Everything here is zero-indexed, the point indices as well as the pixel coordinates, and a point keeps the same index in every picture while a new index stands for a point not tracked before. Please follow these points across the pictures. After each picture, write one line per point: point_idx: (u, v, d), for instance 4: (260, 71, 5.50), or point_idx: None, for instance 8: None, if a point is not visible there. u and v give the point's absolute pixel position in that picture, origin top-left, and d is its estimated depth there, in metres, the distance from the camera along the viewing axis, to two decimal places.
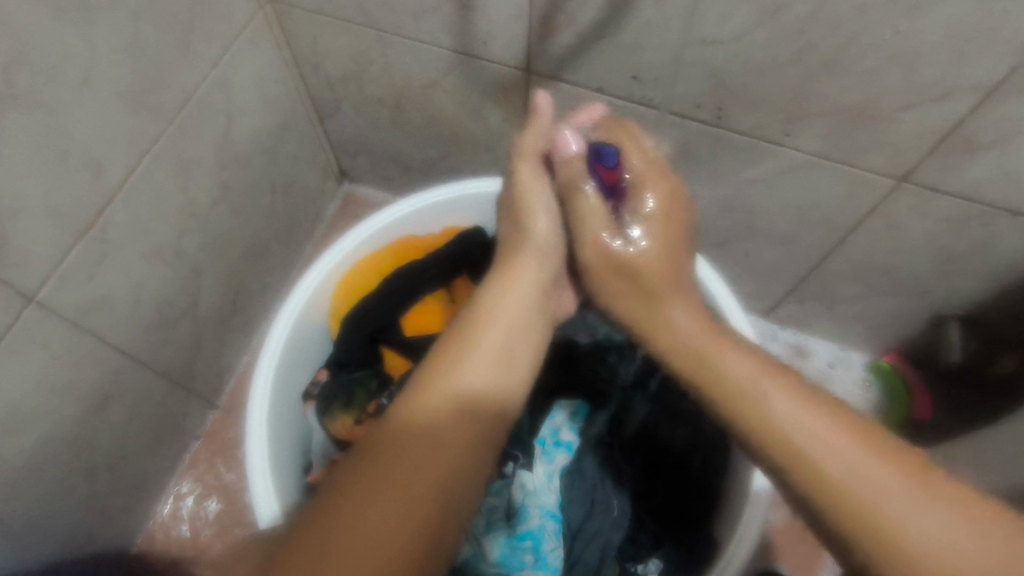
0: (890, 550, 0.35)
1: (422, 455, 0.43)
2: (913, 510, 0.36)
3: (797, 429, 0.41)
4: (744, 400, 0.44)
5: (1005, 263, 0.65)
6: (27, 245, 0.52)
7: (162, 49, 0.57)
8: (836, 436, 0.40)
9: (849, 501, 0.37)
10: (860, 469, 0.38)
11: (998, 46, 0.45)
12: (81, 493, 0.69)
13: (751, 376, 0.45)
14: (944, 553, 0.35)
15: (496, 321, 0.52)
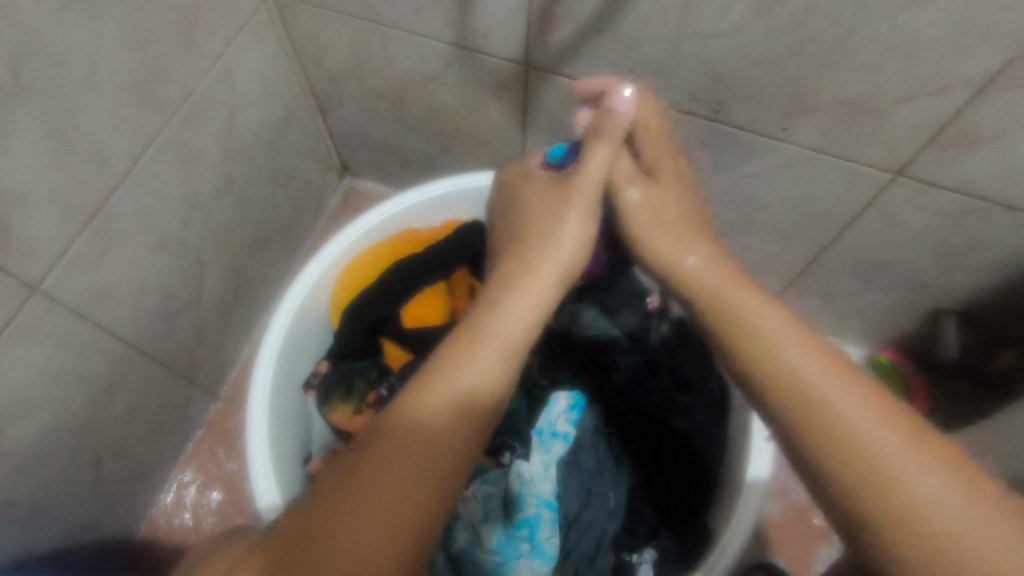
0: (886, 508, 0.36)
1: (413, 464, 0.43)
2: (915, 472, 0.36)
3: (823, 389, 0.41)
4: (777, 370, 0.43)
5: (1000, 257, 0.65)
6: (33, 234, 0.53)
7: (166, 41, 0.58)
8: (851, 398, 0.40)
9: (855, 456, 0.38)
10: (869, 431, 0.38)
11: (996, 39, 0.46)
12: (86, 480, 0.70)
13: (778, 331, 0.45)
14: (940, 515, 0.35)
15: (499, 327, 0.50)
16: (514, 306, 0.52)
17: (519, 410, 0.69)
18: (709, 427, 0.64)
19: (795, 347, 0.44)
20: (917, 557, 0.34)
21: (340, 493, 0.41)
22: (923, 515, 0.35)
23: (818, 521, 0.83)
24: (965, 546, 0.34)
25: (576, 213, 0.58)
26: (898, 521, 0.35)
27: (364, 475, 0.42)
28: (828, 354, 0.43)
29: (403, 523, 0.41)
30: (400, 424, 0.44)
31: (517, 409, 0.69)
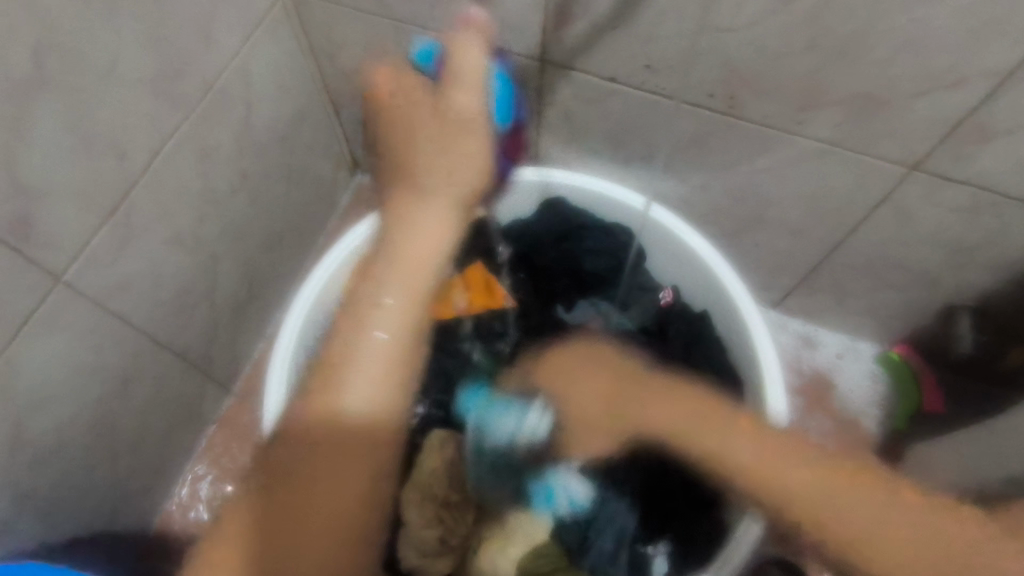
0: (836, 534, 0.47)
1: (337, 465, 0.53)
2: (852, 504, 0.47)
3: (756, 463, 0.50)
4: (664, 425, 0.55)
5: (1014, 253, 0.65)
6: (57, 227, 0.53)
7: (186, 37, 0.58)
8: (798, 470, 0.49)
9: (799, 502, 0.49)
10: (795, 476, 0.49)
11: (1012, 31, 0.46)
12: (103, 472, 0.70)
13: (671, 422, 0.55)
14: (865, 528, 0.47)
15: (382, 326, 0.58)
16: (405, 304, 0.58)
17: None
18: None
19: (683, 422, 0.54)
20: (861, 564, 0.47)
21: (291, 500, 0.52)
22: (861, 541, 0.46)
23: None
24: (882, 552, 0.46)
25: (429, 218, 0.61)
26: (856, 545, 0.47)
27: (300, 480, 0.53)
28: (676, 396, 0.56)
29: (342, 516, 0.53)
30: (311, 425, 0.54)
31: None
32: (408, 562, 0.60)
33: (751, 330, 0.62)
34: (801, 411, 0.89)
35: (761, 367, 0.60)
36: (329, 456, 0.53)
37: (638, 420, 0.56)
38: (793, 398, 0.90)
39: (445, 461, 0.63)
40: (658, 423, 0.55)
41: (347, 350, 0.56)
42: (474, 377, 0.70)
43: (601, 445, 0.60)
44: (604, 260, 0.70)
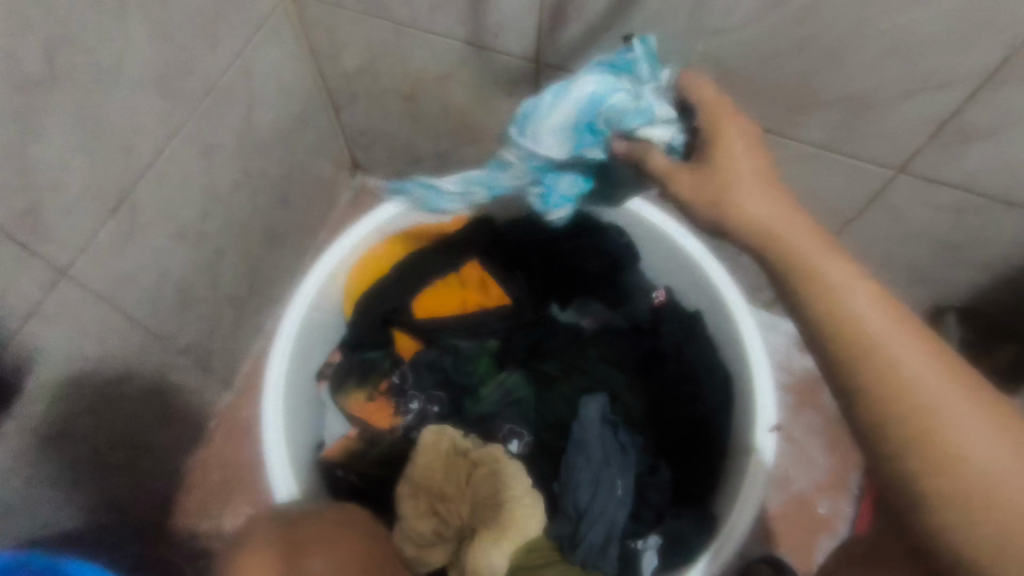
0: (913, 426, 0.36)
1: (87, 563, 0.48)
2: (957, 409, 0.35)
3: (877, 329, 0.39)
4: (775, 244, 0.44)
5: (1000, 254, 0.67)
6: (68, 221, 0.55)
7: (190, 37, 0.60)
8: (890, 322, 0.39)
9: (878, 367, 0.38)
10: (902, 350, 0.38)
11: (994, 37, 0.47)
12: (105, 464, 0.72)
13: (775, 213, 0.45)
14: (971, 439, 0.35)
15: None
16: None
17: (529, 398, 0.69)
18: (712, 417, 0.65)
19: (816, 247, 0.43)
20: (923, 481, 0.35)
21: None
22: (945, 438, 0.35)
23: (824, 510, 0.85)
24: (981, 468, 0.34)
25: None
26: (927, 441, 0.35)
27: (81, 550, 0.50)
28: (791, 213, 0.45)
29: None
30: None
31: (527, 395, 0.69)
32: (402, 553, 0.61)
33: (740, 328, 0.63)
34: (790, 410, 0.90)
35: (749, 362, 0.62)
36: None
37: (730, 202, 0.47)
38: (783, 396, 0.91)
39: (439, 457, 0.64)
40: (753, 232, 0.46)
41: None
42: (470, 372, 0.70)
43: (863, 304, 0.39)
44: (598, 259, 0.71)
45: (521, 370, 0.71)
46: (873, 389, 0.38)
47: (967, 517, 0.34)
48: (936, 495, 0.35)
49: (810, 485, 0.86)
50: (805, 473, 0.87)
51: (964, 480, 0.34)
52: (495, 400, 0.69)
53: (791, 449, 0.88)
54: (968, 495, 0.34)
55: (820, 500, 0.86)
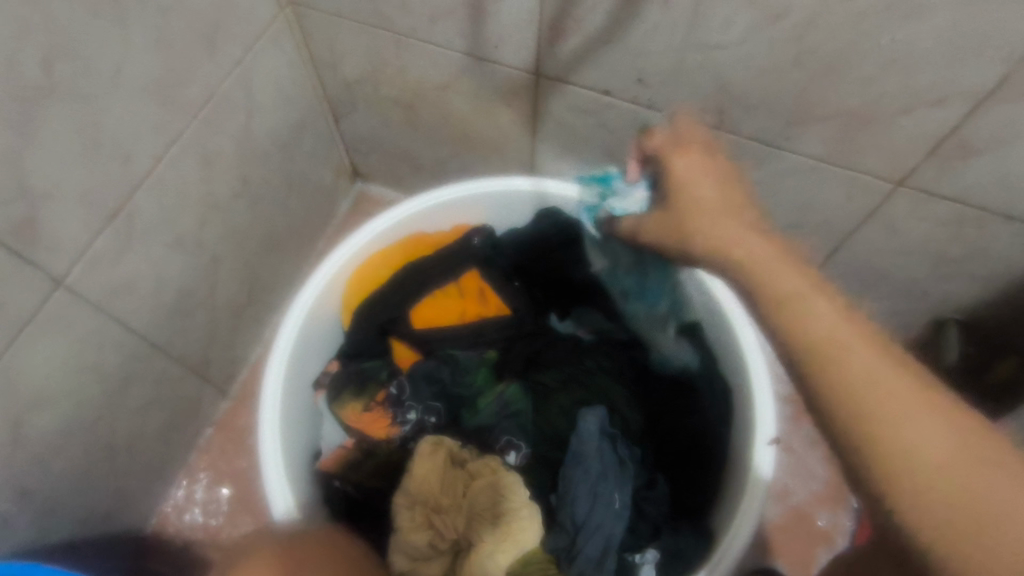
0: (879, 444, 0.36)
1: None
2: (920, 419, 0.36)
3: (841, 340, 0.40)
4: (749, 269, 0.48)
5: (999, 268, 0.66)
6: (62, 229, 0.55)
7: (188, 47, 0.60)
8: (856, 338, 0.40)
9: (841, 377, 0.39)
10: (864, 364, 0.39)
11: (991, 53, 0.47)
12: (101, 472, 0.71)
13: (748, 240, 0.49)
14: (933, 449, 0.35)
15: None
16: None
17: (527, 410, 0.69)
18: (709, 430, 0.66)
19: (787, 272, 0.46)
20: (890, 487, 0.35)
21: None
22: (908, 447, 0.35)
23: (823, 522, 0.85)
24: (943, 477, 0.34)
25: None
26: (890, 449, 0.35)
27: None
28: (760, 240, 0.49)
29: None
30: None
31: (525, 408, 0.69)
32: (396, 566, 0.60)
33: (740, 340, 0.63)
34: (788, 421, 0.90)
35: (750, 376, 0.61)
36: None
37: (701, 233, 0.53)
38: (781, 406, 0.91)
39: (435, 469, 0.63)
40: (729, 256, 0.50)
41: None
42: (467, 383, 0.70)
43: (823, 312, 0.42)
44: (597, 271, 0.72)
45: (519, 382, 0.71)
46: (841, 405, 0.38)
47: (933, 526, 0.33)
48: (901, 503, 0.34)
49: (809, 497, 0.86)
50: (803, 485, 0.87)
51: (927, 488, 0.34)
52: (494, 411, 0.69)
53: (789, 460, 0.88)
54: (936, 503, 0.33)
55: (819, 512, 0.85)
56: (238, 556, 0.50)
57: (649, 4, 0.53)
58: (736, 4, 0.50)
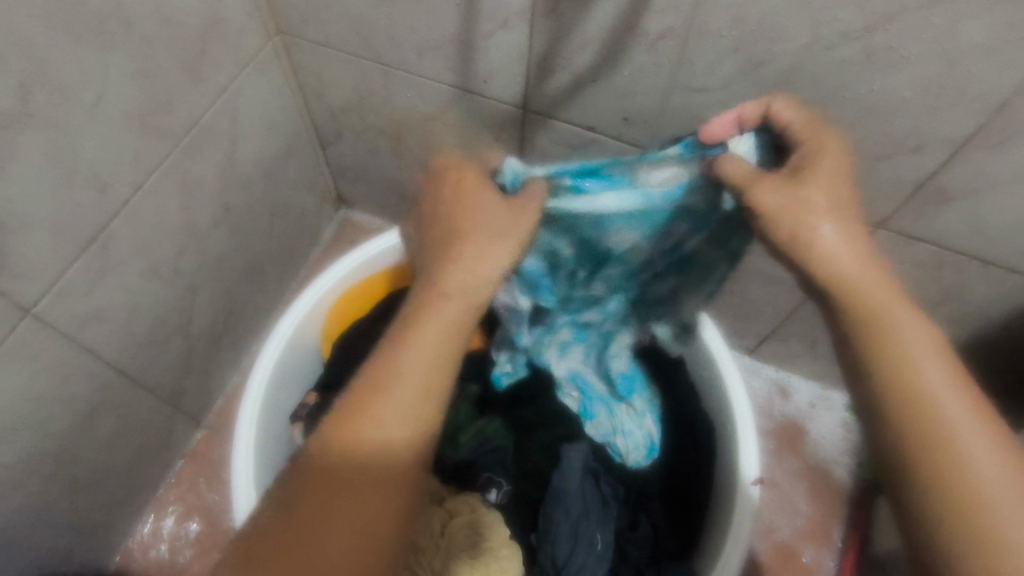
0: (932, 443, 0.39)
1: (371, 489, 0.45)
2: (983, 458, 0.38)
3: (912, 343, 0.41)
4: (842, 280, 0.43)
5: (977, 309, 0.68)
6: (31, 257, 0.53)
7: (173, 73, 0.59)
8: (950, 393, 0.40)
9: (927, 426, 0.39)
10: (944, 397, 0.40)
11: (966, 104, 0.48)
12: (61, 509, 0.69)
13: (860, 267, 0.44)
14: (996, 500, 0.37)
15: (366, 490, 0.45)
16: None
17: (509, 446, 0.69)
18: (705, 468, 0.66)
19: (883, 292, 0.43)
20: (927, 499, 0.38)
21: (336, 495, 0.44)
22: (965, 479, 0.37)
23: (807, 558, 0.84)
24: (993, 497, 0.37)
25: None
26: (960, 499, 0.37)
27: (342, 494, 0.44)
28: (869, 265, 0.44)
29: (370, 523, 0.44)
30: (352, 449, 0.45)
31: (505, 443, 0.69)
32: None
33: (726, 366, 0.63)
34: (770, 456, 0.90)
35: (734, 421, 0.61)
36: (365, 480, 0.45)
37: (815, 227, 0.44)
38: (763, 441, 0.91)
39: None
40: (832, 279, 0.44)
41: (348, 474, 0.45)
42: (450, 418, 0.70)
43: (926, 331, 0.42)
44: None
45: (501, 418, 0.71)
46: (900, 408, 0.40)
47: (976, 537, 0.36)
48: (939, 522, 0.37)
49: (792, 533, 0.86)
50: (785, 519, 0.86)
51: (963, 507, 0.37)
52: (473, 447, 0.68)
53: (773, 495, 0.88)
54: (959, 510, 0.37)
55: (803, 547, 0.85)
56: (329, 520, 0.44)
57: (635, 46, 0.54)
58: (721, 49, 0.51)
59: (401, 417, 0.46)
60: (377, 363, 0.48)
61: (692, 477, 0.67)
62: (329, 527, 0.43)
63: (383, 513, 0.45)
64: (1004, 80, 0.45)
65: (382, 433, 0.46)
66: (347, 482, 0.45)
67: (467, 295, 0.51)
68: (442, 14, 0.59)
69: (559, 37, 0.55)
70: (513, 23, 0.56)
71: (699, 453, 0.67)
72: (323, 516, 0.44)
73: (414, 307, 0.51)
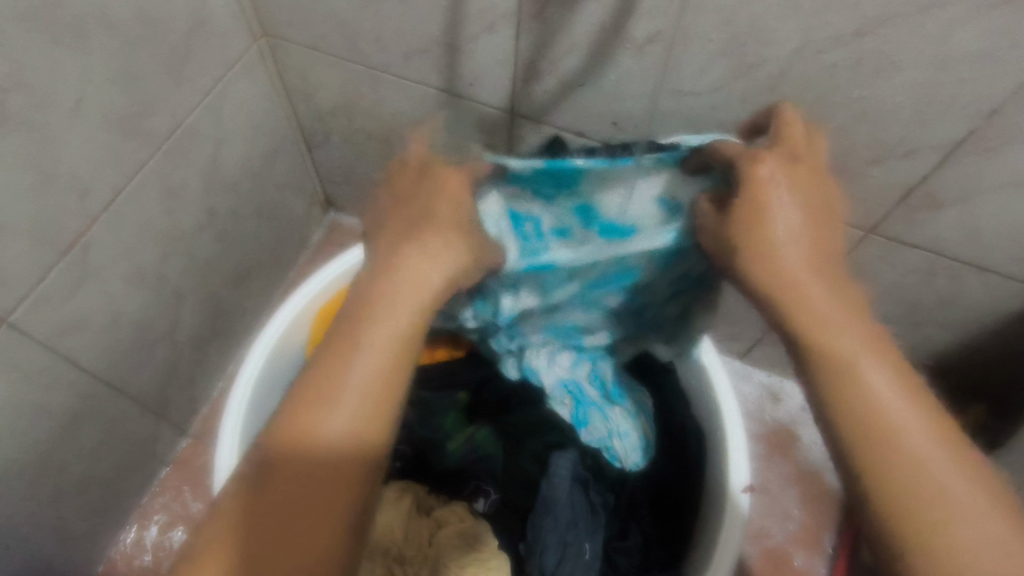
0: (893, 463, 0.38)
1: (317, 488, 0.41)
2: (944, 474, 0.37)
3: (859, 358, 0.41)
4: (791, 293, 0.43)
5: (970, 315, 0.67)
6: (7, 264, 0.52)
7: (155, 76, 0.58)
8: (898, 394, 0.40)
9: (886, 445, 0.38)
10: (900, 413, 0.39)
11: (958, 109, 0.47)
12: (42, 520, 0.68)
13: (804, 271, 0.43)
14: (958, 517, 0.36)
15: (313, 490, 0.41)
16: None
17: (497, 453, 0.69)
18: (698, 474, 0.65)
19: (830, 306, 0.42)
20: (892, 521, 0.37)
21: (281, 492, 0.41)
22: (928, 497, 0.37)
23: (799, 562, 0.84)
24: (955, 514, 0.36)
25: None
26: (918, 506, 0.37)
27: (285, 493, 0.41)
28: (821, 272, 0.43)
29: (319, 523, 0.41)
30: (294, 449, 0.42)
31: (494, 451, 0.69)
32: None
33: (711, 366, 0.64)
34: (760, 461, 0.89)
35: (722, 417, 0.61)
36: (314, 480, 0.41)
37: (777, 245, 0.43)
38: (754, 445, 0.90)
39: (400, 515, 0.61)
40: (774, 272, 0.43)
41: (289, 478, 0.41)
42: (436, 425, 0.69)
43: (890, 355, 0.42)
44: None
45: (490, 424, 0.70)
46: (854, 430, 0.39)
47: (944, 556, 0.35)
48: (903, 543, 0.37)
49: (784, 538, 0.85)
50: (778, 523, 0.86)
51: (927, 527, 0.36)
52: (461, 455, 0.68)
53: (763, 500, 0.87)
54: (924, 530, 0.36)
55: (795, 552, 0.84)
56: (279, 515, 0.41)
57: (624, 49, 0.53)
58: (710, 52, 0.50)
59: (349, 414, 0.43)
60: (331, 349, 0.45)
61: (680, 484, 0.66)
62: (279, 529, 0.40)
63: (333, 510, 0.41)
64: (995, 87, 0.45)
65: (340, 418, 0.43)
66: (291, 483, 0.41)
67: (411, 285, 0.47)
68: (428, 16, 0.58)
69: (546, 39, 0.54)
70: (500, 25, 0.55)
71: (685, 457, 0.67)
72: (286, 511, 0.41)
73: (367, 296, 0.47)
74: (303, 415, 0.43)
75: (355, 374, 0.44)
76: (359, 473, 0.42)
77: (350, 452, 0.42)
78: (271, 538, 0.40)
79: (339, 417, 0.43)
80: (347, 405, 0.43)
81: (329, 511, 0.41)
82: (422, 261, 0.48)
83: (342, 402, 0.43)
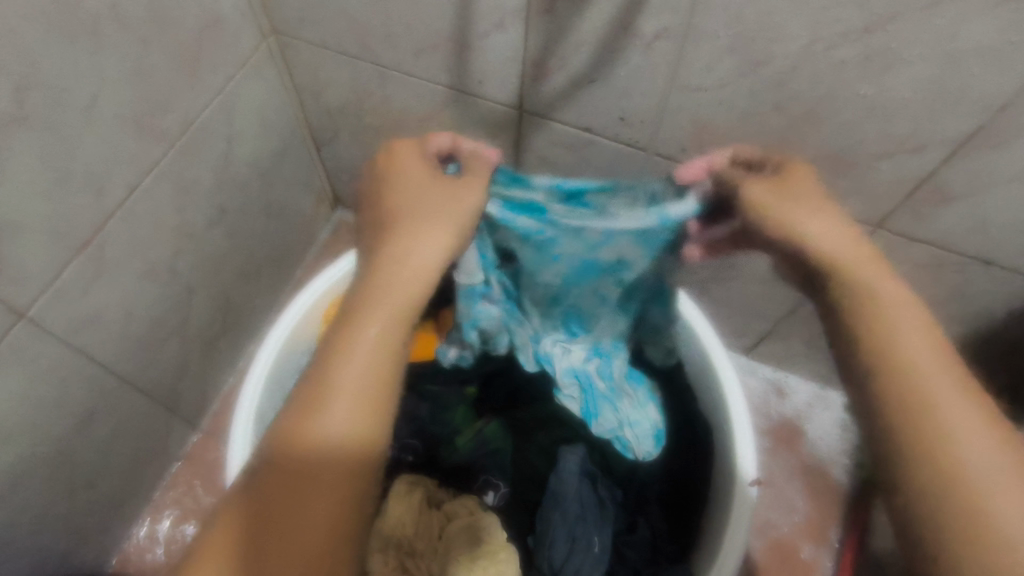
0: (923, 413, 0.40)
1: (314, 485, 0.42)
2: (970, 426, 0.40)
3: (898, 312, 0.43)
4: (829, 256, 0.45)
5: (977, 309, 0.67)
6: (24, 260, 0.53)
7: (168, 75, 0.59)
8: (933, 355, 0.42)
9: (917, 397, 0.41)
10: (931, 369, 0.41)
11: (968, 103, 0.48)
12: (57, 513, 0.69)
13: (842, 236, 0.46)
14: (982, 465, 0.38)
15: (308, 489, 0.42)
16: None
17: (506, 449, 0.69)
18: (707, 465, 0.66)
19: (868, 265, 0.45)
20: (923, 466, 0.39)
21: (279, 491, 0.42)
22: (955, 445, 0.39)
23: (806, 554, 0.84)
24: (979, 462, 0.38)
25: None
26: (941, 463, 0.39)
27: (280, 494, 0.42)
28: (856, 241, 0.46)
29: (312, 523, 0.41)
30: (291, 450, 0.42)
31: (504, 447, 0.69)
32: None
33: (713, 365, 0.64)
34: (767, 455, 0.90)
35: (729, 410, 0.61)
36: (310, 480, 0.42)
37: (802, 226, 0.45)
38: (760, 440, 0.91)
39: (411, 509, 0.62)
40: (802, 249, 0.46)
41: (286, 477, 0.42)
42: (445, 422, 0.70)
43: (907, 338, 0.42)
44: None
45: (498, 420, 0.71)
46: (890, 382, 0.42)
47: (970, 498, 0.37)
48: (932, 488, 0.39)
49: (791, 531, 0.86)
50: (785, 516, 0.86)
51: (955, 472, 0.38)
52: (470, 450, 0.69)
53: (769, 494, 0.88)
54: (953, 474, 0.38)
55: (802, 544, 0.85)
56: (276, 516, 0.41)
57: (633, 46, 0.53)
58: (719, 48, 0.51)
59: (342, 415, 0.43)
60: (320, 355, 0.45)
61: (691, 474, 0.67)
62: (274, 527, 0.41)
63: (328, 508, 0.42)
64: (1004, 81, 0.45)
65: (337, 418, 0.43)
66: (288, 482, 0.42)
67: (397, 286, 0.47)
68: (438, 13, 0.58)
69: (555, 37, 0.55)
70: (509, 22, 0.56)
71: (694, 447, 0.68)
72: (289, 508, 0.41)
73: (358, 297, 0.47)
74: (305, 414, 0.43)
75: (352, 372, 0.44)
76: (354, 472, 0.43)
77: (346, 451, 0.43)
78: (266, 535, 0.41)
79: (334, 418, 0.43)
80: (338, 405, 0.43)
81: (325, 509, 0.42)
82: (413, 264, 0.47)
83: (338, 403, 0.43)
